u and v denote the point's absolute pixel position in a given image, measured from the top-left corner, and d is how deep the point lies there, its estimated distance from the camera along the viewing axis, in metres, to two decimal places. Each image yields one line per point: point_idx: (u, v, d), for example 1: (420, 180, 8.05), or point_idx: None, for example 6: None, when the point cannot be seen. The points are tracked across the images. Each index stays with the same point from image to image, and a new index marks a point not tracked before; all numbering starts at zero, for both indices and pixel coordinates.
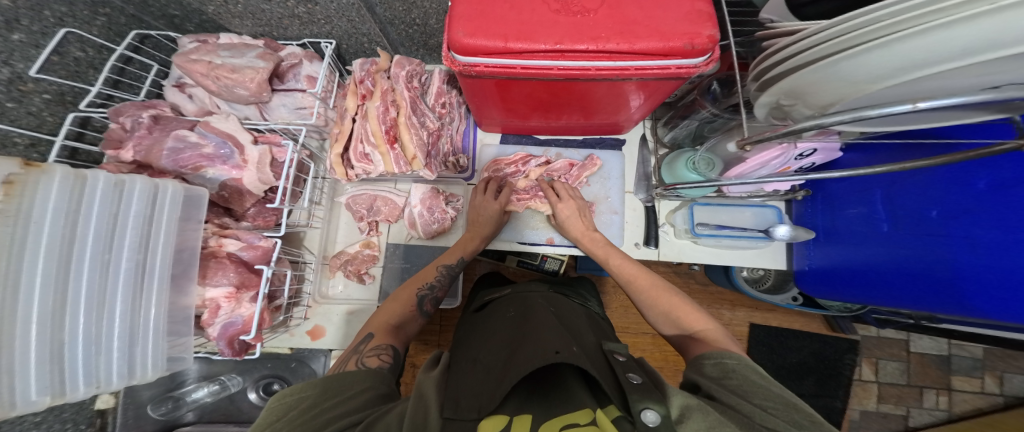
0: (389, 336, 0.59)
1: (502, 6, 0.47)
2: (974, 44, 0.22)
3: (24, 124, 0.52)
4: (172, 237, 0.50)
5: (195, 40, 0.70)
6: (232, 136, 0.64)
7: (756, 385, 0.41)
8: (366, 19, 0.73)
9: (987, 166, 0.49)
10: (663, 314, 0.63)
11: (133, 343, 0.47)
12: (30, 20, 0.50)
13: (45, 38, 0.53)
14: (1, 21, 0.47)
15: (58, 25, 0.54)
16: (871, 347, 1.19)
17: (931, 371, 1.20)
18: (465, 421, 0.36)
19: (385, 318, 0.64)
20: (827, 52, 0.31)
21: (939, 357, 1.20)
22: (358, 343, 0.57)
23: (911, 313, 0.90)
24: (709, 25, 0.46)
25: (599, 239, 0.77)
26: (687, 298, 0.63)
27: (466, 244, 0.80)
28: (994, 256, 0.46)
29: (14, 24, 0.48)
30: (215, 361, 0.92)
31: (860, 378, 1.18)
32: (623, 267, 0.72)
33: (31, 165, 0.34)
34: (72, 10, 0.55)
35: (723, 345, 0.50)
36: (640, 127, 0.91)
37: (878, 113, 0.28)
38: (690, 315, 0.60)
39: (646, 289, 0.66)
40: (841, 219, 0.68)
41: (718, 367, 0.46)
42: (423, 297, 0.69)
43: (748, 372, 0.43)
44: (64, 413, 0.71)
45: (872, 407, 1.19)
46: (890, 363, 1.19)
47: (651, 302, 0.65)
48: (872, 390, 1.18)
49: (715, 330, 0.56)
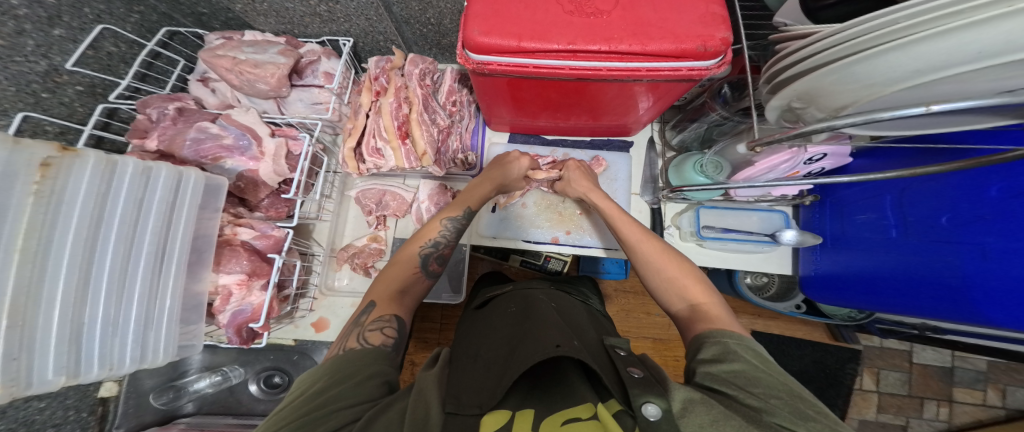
0: (392, 305, 0.60)
1: (518, 6, 0.48)
2: (990, 49, 0.23)
3: (56, 114, 0.54)
4: (191, 225, 0.52)
5: (221, 37, 0.72)
6: (251, 128, 0.66)
7: (759, 373, 0.41)
8: (383, 18, 0.74)
9: (999, 172, 0.49)
10: (664, 281, 0.62)
11: (147, 327, 0.48)
12: (71, 16, 0.53)
13: (83, 33, 0.55)
14: (45, 17, 0.49)
15: (94, 21, 0.56)
16: (873, 357, 1.18)
17: (933, 382, 1.18)
18: (468, 416, 0.37)
19: (388, 284, 0.64)
20: (841, 54, 0.32)
21: (942, 369, 1.18)
22: (361, 313, 0.57)
23: (915, 324, 0.89)
24: (722, 28, 0.47)
25: (603, 194, 0.79)
26: (690, 267, 0.62)
27: (474, 195, 0.78)
28: (1006, 264, 0.46)
29: (56, 20, 0.51)
30: (219, 351, 0.94)
31: (860, 387, 1.17)
32: (628, 227, 0.70)
33: (67, 150, 0.36)
34: (109, 7, 0.58)
35: (722, 325, 0.50)
36: (648, 130, 0.91)
37: (891, 116, 0.28)
38: (695, 287, 0.59)
39: (652, 251, 0.65)
40: (850, 225, 0.67)
41: (715, 348, 0.46)
42: (427, 256, 0.69)
43: (750, 357, 0.44)
44: (68, 400, 0.73)
45: (872, 417, 1.17)
46: (891, 373, 1.18)
47: (658, 267, 0.63)
48: (872, 400, 1.17)
49: (716, 305, 0.56)
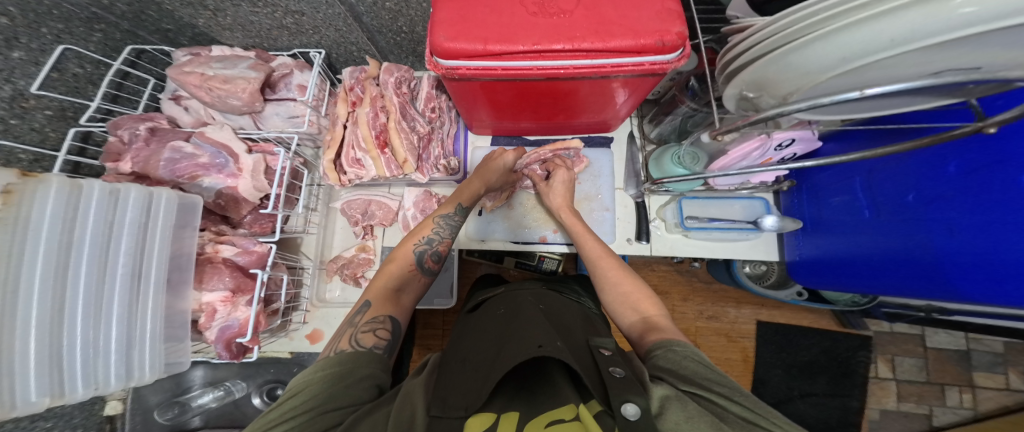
0: (386, 306, 0.60)
1: (483, 10, 0.49)
2: (902, 36, 0.24)
3: (27, 140, 0.55)
4: (168, 243, 0.52)
5: (189, 53, 0.72)
6: (226, 145, 0.67)
7: (711, 373, 0.42)
8: (353, 28, 0.76)
9: (955, 149, 0.49)
10: (618, 295, 0.64)
11: (130, 347, 0.48)
12: (29, 37, 0.52)
13: (44, 55, 0.55)
14: (1, 40, 0.49)
15: (55, 42, 0.56)
16: (885, 344, 1.18)
17: (950, 368, 1.18)
18: (453, 419, 0.37)
19: (384, 282, 0.64)
20: (774, 46, 0.33)
21: (957, 353, 1.18)
22: (356, 313, 0.57)
23: (921, 306, 0.92)
24: (678, 23, 0.48)
25: (574, 211, 0.80)
26: (642, 283, 0.64)
27: (466, 192, 0.80)
28: (972, 237, 0.46)
29: (13, 42, 0.50)
30: (219, 366, 0.93)
31: (877, 376, 1.17)
32: (590, 245, 0.73)
33: (28, 176, 0.36)
34: (68, 27, 0.57)
35: (671, 335, 0.51)
36: (627, 125, 0.92)
37: (831, 101, 0.29)
38: (646, 300, 0.61)
39: (608, 267, 0.68)
40: (827, 208, 0.68)
41: (671, 356, 0.46)
42: (422, 252, 0.69)
43: (697, 358, 0.45)
44: (75, 419, 0.74)
45: (892, 406, 1.17)
46: (906, 360, 1.18)
47: (614, 282, 0.65)
48: (890, 388, 1.17)
49: (664, 316, 0.57)
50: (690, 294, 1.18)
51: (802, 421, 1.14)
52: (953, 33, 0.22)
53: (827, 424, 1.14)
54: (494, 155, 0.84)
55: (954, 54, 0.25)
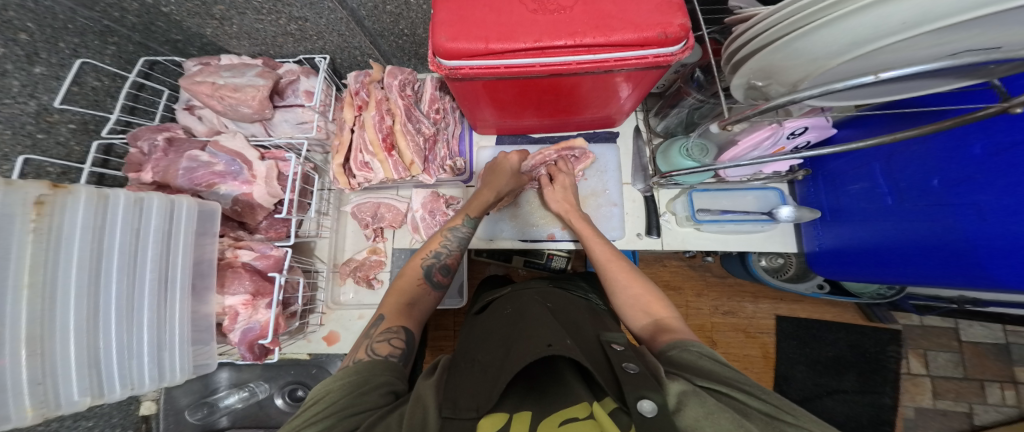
0: (400, 317, 0.61)
1: (482, 9, 0.49)
2: (914, 17, 0.24)
3: (54, 154, 0.58)
4: (190, 250, 0.54)
5: (198, 63, 0.75)
6: (240, 153, 0.69)
7: (729, 371, 0.41)
8: (356, 32, 0.77)
9: (981, 129, 0.47)
10: (628, 297, 0.63)
11: (161, 349, 0.50)
12: (48, 52, 0.55)
13: (63, 69, 0.58)
14: (23, 56, 0.52)
15: (73, 56, 0.59)
16: (916, 338, 1.13)
17: (989, 363, 1.12)
18: (464, 420, 0.37)
19: (396, 298, 0.65)
20: (780, 34, 0.33)
21: (996, 347, 1.13)
22: (371, 326, 0.58)
23: (951, 298, 0.88)
24: (680, 15, 0.47)
25: (580, 215, 0.80)
26: (653, 284, 0.63)
27: (476, 204, 0.81)
28: (1003, 220, 0.43)
29: (35, 58, 0.53)
30: (243, 368, 0.96)
31: (909, 372, 1.12)
32: (598, 247, 0.73)
33: (58, 187, 0.38)
34: (84, 40, 0.60)
35: (684, 335, 0.51)
36: (633, 119, 0.91)
37: (844, 86, 0.28)
38: (655, 303, 0.60)
39: (617, 269, 0.67)
40: (845, 196, 0.65)
41: (687, 353, 0.45)
42: (429, 267, 0.71)
43: (715, 357, 0.44)
44: (114, 418, 0.78)
45: (928, 404, 1.11)
46: (941, 354, 1.13)
47: (625, 284, 0.64)
48: (925, 385, 1.12)
49: (676, 318, 0.57)
50: (705, 289, 1.15)
51: (831, 419, 1.10)
52: (972, 12, 0.21)
53: (858, 422, 1.09)
54: (500, 161, 0.84)
55: (969, 34, 0.25)
